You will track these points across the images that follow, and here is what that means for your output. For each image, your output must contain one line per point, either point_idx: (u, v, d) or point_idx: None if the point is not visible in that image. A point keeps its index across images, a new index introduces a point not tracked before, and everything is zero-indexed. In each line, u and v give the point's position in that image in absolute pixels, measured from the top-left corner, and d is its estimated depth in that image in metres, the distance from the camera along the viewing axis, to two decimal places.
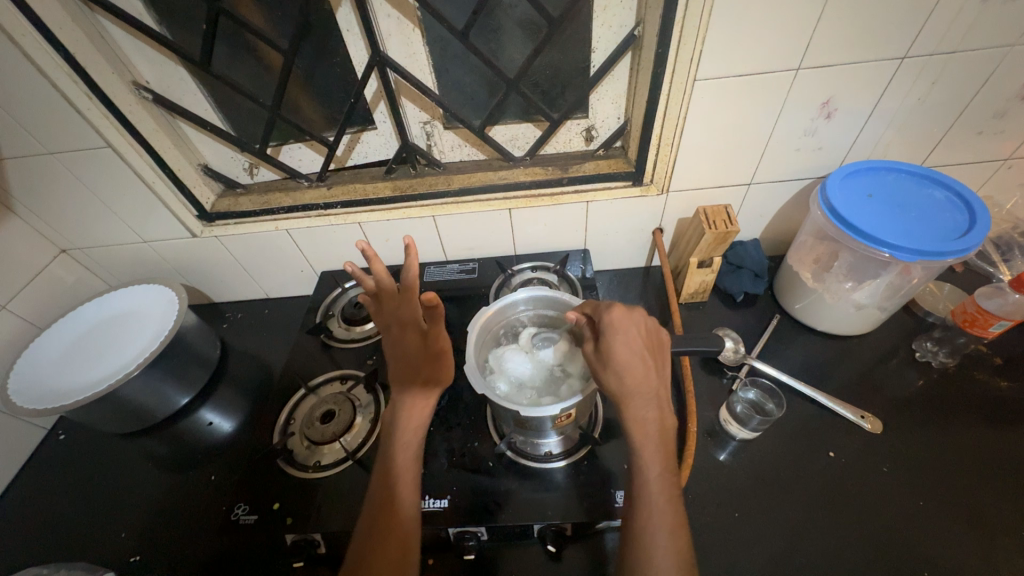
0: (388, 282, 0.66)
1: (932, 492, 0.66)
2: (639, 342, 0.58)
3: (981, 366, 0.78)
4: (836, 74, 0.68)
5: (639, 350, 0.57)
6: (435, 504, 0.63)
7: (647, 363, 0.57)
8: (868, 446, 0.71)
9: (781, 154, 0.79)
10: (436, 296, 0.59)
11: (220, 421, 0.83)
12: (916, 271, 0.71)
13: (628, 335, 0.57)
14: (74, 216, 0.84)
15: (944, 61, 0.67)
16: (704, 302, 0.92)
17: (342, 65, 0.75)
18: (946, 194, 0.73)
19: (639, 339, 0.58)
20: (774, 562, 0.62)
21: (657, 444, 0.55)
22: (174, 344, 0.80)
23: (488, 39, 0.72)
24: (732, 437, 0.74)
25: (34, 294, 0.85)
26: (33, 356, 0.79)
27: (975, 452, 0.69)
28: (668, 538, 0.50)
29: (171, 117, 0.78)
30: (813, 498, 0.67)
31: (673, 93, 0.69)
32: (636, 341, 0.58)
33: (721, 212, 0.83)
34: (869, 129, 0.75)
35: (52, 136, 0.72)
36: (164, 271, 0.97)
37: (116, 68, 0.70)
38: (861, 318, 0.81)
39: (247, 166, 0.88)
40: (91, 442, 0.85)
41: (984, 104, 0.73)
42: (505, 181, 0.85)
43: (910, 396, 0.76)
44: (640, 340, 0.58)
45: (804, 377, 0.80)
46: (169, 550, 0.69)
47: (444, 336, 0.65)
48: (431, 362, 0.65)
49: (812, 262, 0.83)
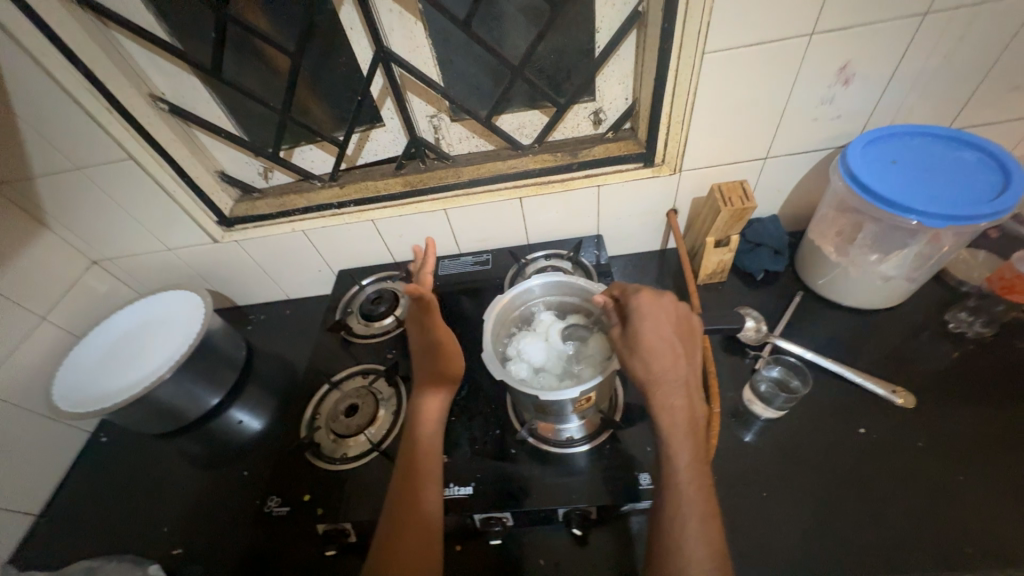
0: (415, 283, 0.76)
1: (971, 466, 0.63)
2: (670, 327, 0.58)
3: (1020, 334, 0.75)
4: (853, 37, 0.65)
5: (668, 336, 0.57)
6: (460, 491, 0.64)
7: (676, 350, 0.56)
8: (901, 420, 0.69)
9: (798, 125, 0.76)
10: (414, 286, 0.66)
11: (249, 419, 0.86)
12: (947, 238, 0.68)
13: (659, 320, 0.57)
14: (103, 228, 0.87)
15: (969, 15, 0.63)
16: (723, 282, 0.91)
17: (347, 64, 0.76)
18: (977, 155, 0.70)
19: (668, 325, 0.58)
20: (804, 540, 0.61)
21: (687, 434, 0.54)
22: (201, 346, 0.83)
23: (490, 27, 0.72)
24: (758, 417, 0.72)
25: (70, 304, 0.89)
26: (72, 364, 0.83)
27: (1016, 424, 0.66)
28: (700, 528, 0.49)
29: (187, 125, 0.81)
30: (844, 476, 0.65)
31: (682, 68, 0.68)
32: (665, 327, 0.57)
33: (736, 188, 0.81)
34: (890, 93, 0.73)
35: (77, 151, 0.74)
36: (189, 277, 1.01)
37: (132, 81, 0.73)
38: (889, 290, 0.78)
39: (261, 170, 0.90)
40: (131, 444, 0.89)
41: (1015, 58, 0.69)
42: (514, 170, 0.84)
43: (944, 368, 0.73)
44: (671, 327, 0.58)
45: (830, 354, 0.78)
46: (209, 542, 0.72)
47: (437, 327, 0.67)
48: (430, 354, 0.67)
49: (834, 236, 0.81)
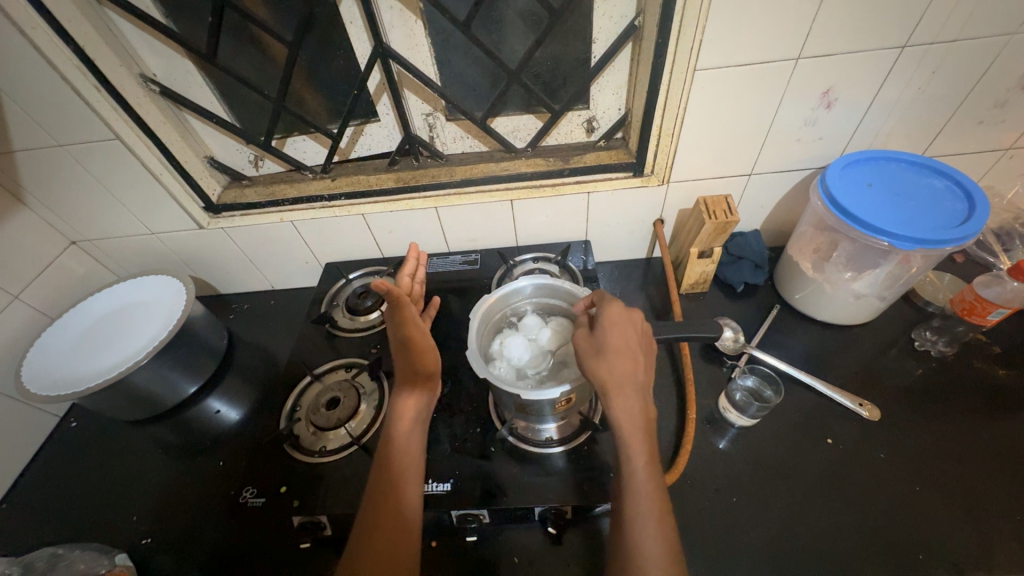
0: (405, 284, 0.78)
1: (929, 477, 0.67)
2: (635, 337, 0.59)
3: (980, 355, 0.79)
4: (835, 64, 0.68)
5: (631, 345, 0.59)
6: (438, 487, 0.65)
7: (637, 358, 0.58)
8: (866, 432, 0.72)
9: (781, 145, 0.79)
10: (382, 283, 0.64)
11: (227, 409, 0.85)
12: (915, 260, 0.72)
13: (625, 329, 0.59)
14: (83, 208, 0.85)
15: (944, 50, 0.67)
16: (705, 293, 0.93)
17: (345, 58, 0.76)
18: (946, 183, 0.73)
19: (634, 335, 0.59)
20: (770, 545, 0.63)
21: (641, 435, 0.55)
22: (181, 333, 0.82)
23: (490, 31, 0.73)
24: (732, 424, 0.75)
25: (44, 284, 0.87)
26: (44, 345, 0.81)
27: (972, 439, 0.70)
28: (657, 527, 0.51)
29: (178, 109, 0.80)
30: (811, 484, 0.68)
31: (674, 82, 0.70)
32: (631, 336, 0.59)
33: (721, 202, 0.83)
34: (869, 119, 0.76)
35: (61, 128, 0.73)
36: (171, 262, 0.99)
37: (124, 60, 0.72)
38: (861, 307, 0.81)
39: (252, 158, 0.89)
40: (101, 430, 0.87)
41: (985, 93, 0.73)
42: (506, 172, 0.85)
43: (908, 384, 0.77)
44: (636, 337, 0.59)
45: (803, 366, 0.81)
46: (179, 532, 0.71)
47: (409, 324, 0.67)
48: (405, 352, 0.67)
49: (812, 252, 0.84)
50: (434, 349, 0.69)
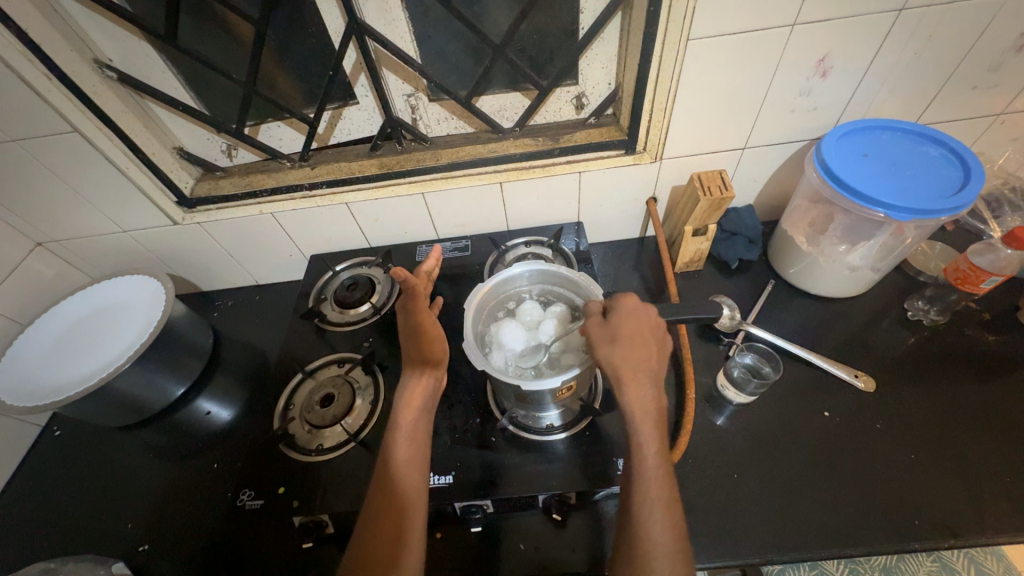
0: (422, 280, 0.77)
1: (923, 444, 0.68)
2: (657, 327, 0.60)
3: (970, 322, 0.80)
4: (831, 29, 0.66)
5: (653, 333, 0.59)
6: (440, 481, 0.64)
7: (654, 346, 0.59)
8: (862, 403, 0.73)
9: (776, 116, 0.77)
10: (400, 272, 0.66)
11: (218, 409, 0.83)
12: (909, 230, 0.71)
13: (646, 316, 0.60)
14: (48, 208, 0.80)
15: (941, 12, 0.65)
16: (699, 270, 0.92)
17: (317, 36, 0.72)
18: (941, 151, 0.72)
19: (653, 324, 0.60)
20: (772, 519, 0.63)
21: (654, 422, 0.55)
22: (163, 334, 0.78)
23: (471, 2, 0.68)
24: (730, 401, 0.75)
25: (15, 290, 0.83)
26: (18, 353, 0.77)
27: (964, 406, 0.71)
28: (666, 511, 0.51)
29: (140, 96, 0.75)
30: (810, 457, 0.68)
31: (666, 54, 0.67)
32: (651, 323, 0.60)
33: (716, 178, 0.81)
34: (863, 88, 0.74)
35: (14, 122, 0.67)
36: (147, 260, 0.95)
37: (76, 46, 0.66)
38: (855, 280, 0.81)
39: (225, 148, 0.84)
40: (88, 437, 0.84)
41: (979, 57, 0.71)
42: (495, 154, 0.82)
43: (901, 353, 0.78)
44: (656, 328, 0.60)
45: (797, 340, 0.81)
46: (179, 535, 0.70)
47: (425, 313, 0.66)
48: (418, 342, 0.65)
49: (806, 226, 0.83)
50: (443, 338, 0.67)
